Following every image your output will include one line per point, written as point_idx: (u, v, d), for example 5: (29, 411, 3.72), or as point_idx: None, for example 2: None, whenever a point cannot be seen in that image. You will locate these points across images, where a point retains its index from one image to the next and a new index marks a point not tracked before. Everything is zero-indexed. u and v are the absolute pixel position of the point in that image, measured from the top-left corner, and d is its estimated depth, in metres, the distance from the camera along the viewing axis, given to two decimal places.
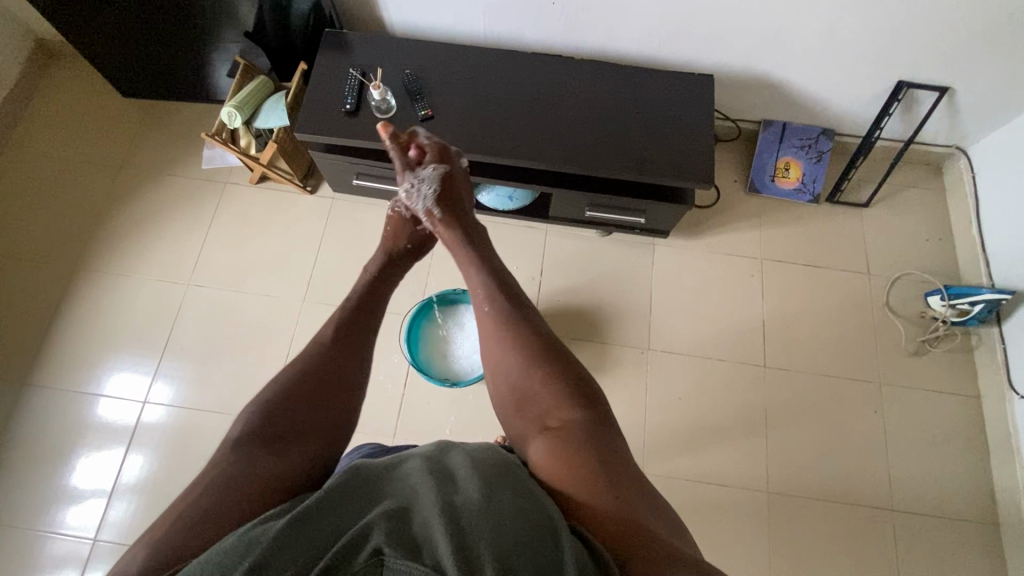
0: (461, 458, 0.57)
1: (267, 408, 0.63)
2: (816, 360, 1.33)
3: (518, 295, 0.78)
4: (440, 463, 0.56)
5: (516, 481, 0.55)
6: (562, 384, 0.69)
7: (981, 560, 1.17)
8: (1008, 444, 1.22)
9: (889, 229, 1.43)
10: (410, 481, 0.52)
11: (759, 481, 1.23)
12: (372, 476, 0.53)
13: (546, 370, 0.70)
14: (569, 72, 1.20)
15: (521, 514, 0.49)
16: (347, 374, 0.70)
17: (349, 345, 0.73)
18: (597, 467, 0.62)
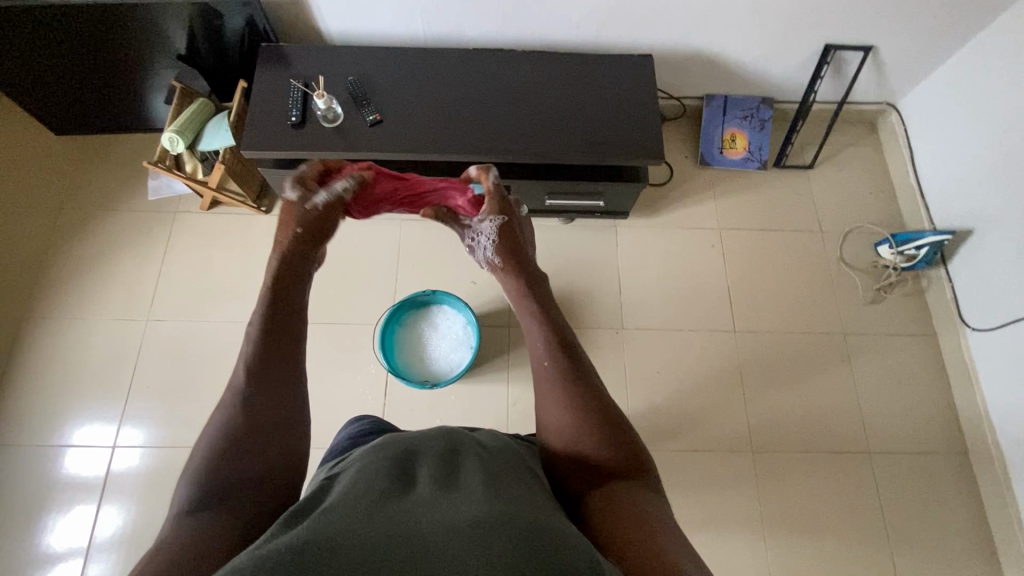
0: (475, 481, 0.56)
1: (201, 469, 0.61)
2: (783, 319, 1.38)
3: (584, 368, 0.76)
4: (458, 485, 0.55)
5: (536, 505, 0.54)
6: (618, 454, 0.68)
7: (956, 488, 1.24)
8: (967, 376, 1.29)
9: (835, 187, 1.49)
10: (430, 503, 0.51)
11: (743, 443, 1.27)
12: (373, 507, 0.50)
13: (602, 437, 0.69)
14: (512, 65, 1.21)
15: (553, 533, 0.49)
16: (279, 406, 0.68)
17: (277, 375, 0.70)
18: (633, 514, 0.61)
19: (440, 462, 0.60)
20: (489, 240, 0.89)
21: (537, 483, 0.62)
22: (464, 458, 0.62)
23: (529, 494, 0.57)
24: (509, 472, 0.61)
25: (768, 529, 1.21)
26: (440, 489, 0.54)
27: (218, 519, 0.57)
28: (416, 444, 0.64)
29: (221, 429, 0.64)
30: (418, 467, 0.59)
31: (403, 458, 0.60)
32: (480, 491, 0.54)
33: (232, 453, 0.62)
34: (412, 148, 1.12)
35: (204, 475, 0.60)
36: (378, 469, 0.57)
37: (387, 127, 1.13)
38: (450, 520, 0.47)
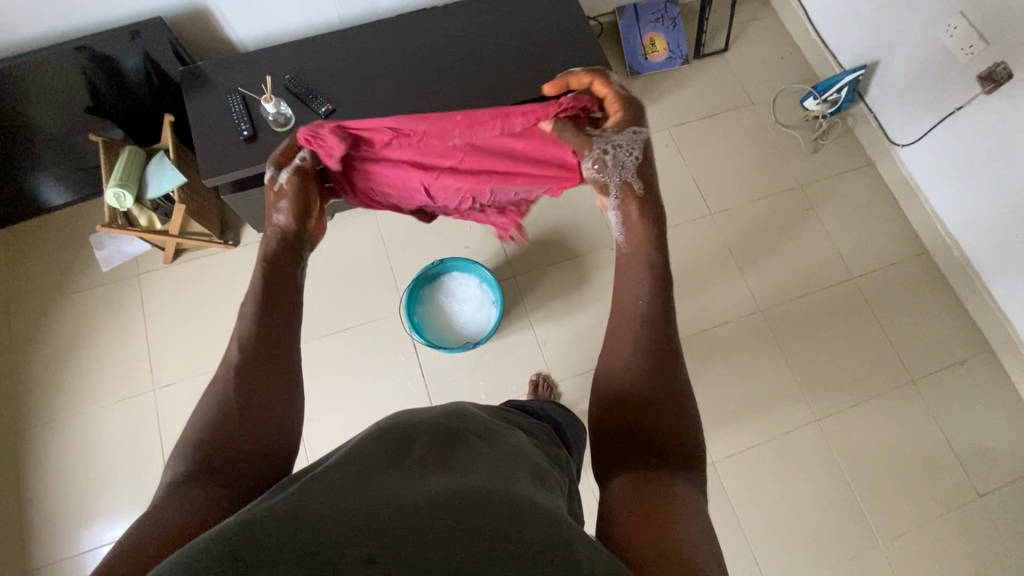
0: (474, 457, 0.55)
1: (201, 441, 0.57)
2: (748, 189, 1.50)
3: (669, 334, 0.67)
4: (448, 459, 0.53)
5: (527, 484, 0.53)
6: (665, 431, 0.62)
7: (929, 283, 1.42)
8: (910, 187, 1.45)
9: (752, 61, 1.61)
10: (419, 476, 0.49)
11: (751, 308, 1.39)
12: (363, 474, 0.48)
13: (664, 408, 0.63)
14: (438, 22, 1.21)
15: (535, 515, 0.46)
16: (273, 389, 0.61)
17: (269, 372, 0.62)
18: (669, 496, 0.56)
19: (445, 434, 0.58)
20: (631, 156, 0.72)
21: (526, 458, 0.60)
22: (465, 431, 0.60)
23: (513, 471, 0.55)
24: (500, 453, 0.58)
25: (796, 371, 1.34)
26: (434, 463, 0.52)
27: (213, 491, 0.54)
28: (422, 416, 0.62)
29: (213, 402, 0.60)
30: (420, 434, 0.57)
31: (402, 429, 0.57)
32: (468, 474, 0.50)
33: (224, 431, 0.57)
34: None
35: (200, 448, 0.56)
36: (380, 442, 0.54)
37: (342, 115, 1.11)
38: (428, 494, 0.45)
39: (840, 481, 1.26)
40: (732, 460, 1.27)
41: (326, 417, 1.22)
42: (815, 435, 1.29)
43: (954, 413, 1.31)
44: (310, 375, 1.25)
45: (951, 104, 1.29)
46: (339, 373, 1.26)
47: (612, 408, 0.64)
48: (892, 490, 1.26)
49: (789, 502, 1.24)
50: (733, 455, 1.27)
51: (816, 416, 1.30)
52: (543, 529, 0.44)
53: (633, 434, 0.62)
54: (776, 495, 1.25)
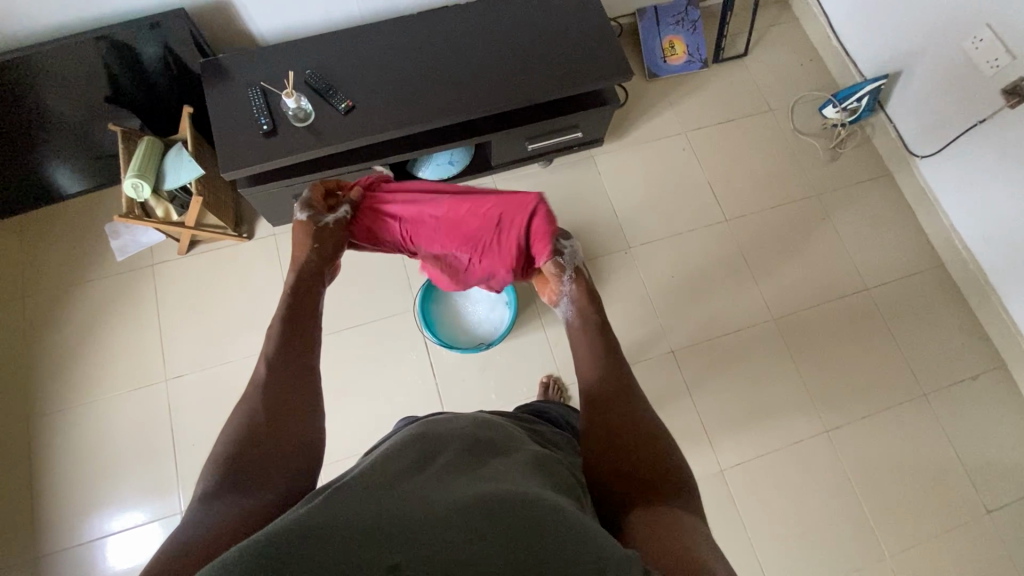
0: (495, 466, 0.55)
1: (229, 452, 0.62)
2: (764, 196, 1.49)
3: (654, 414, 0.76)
4: (472, 465, 0.54)
5: (547, 491, 0.53)
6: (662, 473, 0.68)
7: (943, 296, 1.41)
8: (928, 199, 1.44)
9: (771, 67, 1.60)
10: (445, 481, 0.50)
11: (763, 316, 1.38)
12: (390, 483, 0.48)
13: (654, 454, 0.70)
14: (459, 21, 1.20)
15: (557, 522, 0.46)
16: (297, 404, 0.68)
17: (292, 394, 0.69)
18: (667, 519, 0.62)
19: (468, 444, 0.58)
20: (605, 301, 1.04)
21: (544, 464, 0.61)
22: (487, 439, 0.61)
23: (535, 479, 0.55)
24: (521, 461, 0.59)
25: (807, 380, 1.34)
26: (458, 470, 0.52)
27: (239, 507, 0.58)
28: (445, 425, 0.62)
29: (230, 434, 0.64)
30: (445, 445, 0.57)
31: (424, 439, 0.58)
32: (491, 481, 0.51)
33: (239, 456, 0.62)
34: (392, 125, 1.10)
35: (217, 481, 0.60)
36: (406, 453, 0.54)
37: (361, 111, 1.11)
38: (456, 498, 0.46)
39: (848, 494, 1.26)
40: (740, 468, 1.27)
41: (336, 413, 1.23)
42: (824, 446, 1.29)
43: (965, 429, 1.30)
44: (321, 371, 1.26)
45: (974, 117, 1.28)
46: (349, 369, 1.26)
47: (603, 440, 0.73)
48: (900, 505, 1.25)
49: (796, 512, 1.24)
50: (742, 464, 1.27)
51: (826, 426, 1.30)
52: (569, 531, 0.45)
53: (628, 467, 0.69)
54: (782, 505, 1.25)
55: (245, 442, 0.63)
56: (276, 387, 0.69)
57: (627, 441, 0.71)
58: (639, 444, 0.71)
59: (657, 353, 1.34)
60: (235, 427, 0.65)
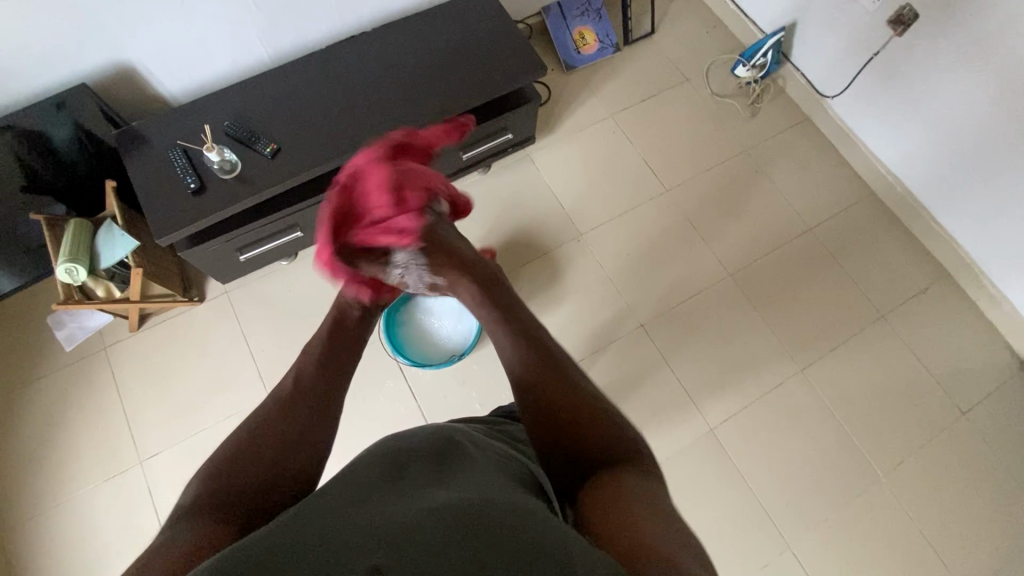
0: (463, 471, 0.55)
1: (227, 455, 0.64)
2: (697, 160, 1.54)
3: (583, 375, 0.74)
4: (442, 473, 0.54)
5: (520, 496, 0.53)
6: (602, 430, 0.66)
7: (880, 221, 1.48)
8: (847, 135, 1.52)
9: (679, 39, 1.67)
10: (415, 489, 0.49)
11: (720, 274, 1.43)
12: (357, 498, 0.47)
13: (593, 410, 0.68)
14: (369, 48, 1.21)
15: (528, 521, 0.46)
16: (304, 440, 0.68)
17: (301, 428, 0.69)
18: (613, 483, 0.60)
19: (435, 455, 0.58)
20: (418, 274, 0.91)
21: (511, 472, 0.60)
22: (455, 450, 0.60)
23: (505, 483, 0.55)
24: (490, 467, 0.58)
25: (773, 327, 1.38)
26: (428, 477, 0.52)
27: (214, 525, 0.55)
28: (410, 440, 0.62)
29: (225, 463, 0.63)
30: (411, 457, 0.57)
31: (389, 455, 0.57)
32: (459, 485, 0.51)
33: (232, 481, 0.60)
34: (322, 160, 1.10)
35: (206, 502, 0.58)
36: (375, 468, 0.54)
37: (288, 152, 1.10)
38: (426, 505, 0.45)
39: (833, 424, 1.30)
40: (727, 424, 1.30)
41: None
42: (801, 386, 1.33)
43: (924, 340, 1.37)
44: None
45: (869, 51, 1.35)
46: None
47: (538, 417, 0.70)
48: (882, 426, 1.30)
49: (788, 453, 1.28)
50: (729, 419, 1.30)
51: (799, 366, 1.35)
52: (545, 532, 0.45)
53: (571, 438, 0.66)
54: (775, 449, 1.28)
55: (250, 475, 0.62)
56: (284, 424, 0.69)
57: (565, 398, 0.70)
58: (580, 401, 0.69)
59: (626, 330, 1.37)
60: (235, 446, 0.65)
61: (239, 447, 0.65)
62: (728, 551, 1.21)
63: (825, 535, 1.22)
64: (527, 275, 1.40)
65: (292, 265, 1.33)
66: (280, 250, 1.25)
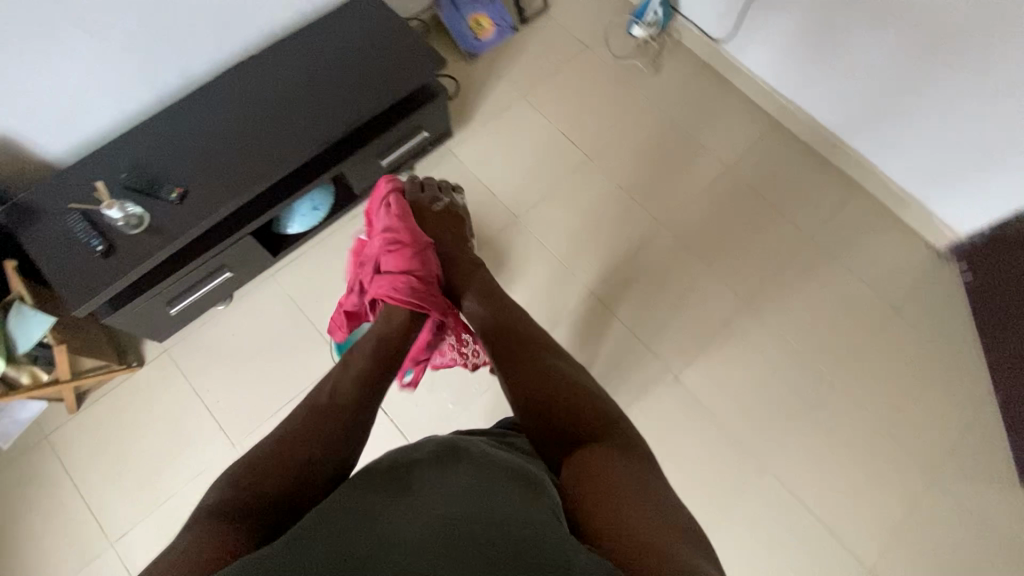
0: (464, 472, 0.61)
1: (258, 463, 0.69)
2: (613, 124, 1.58)
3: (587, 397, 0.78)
4: (446, 479, 0.59)
5: (517, 490, 0.59)
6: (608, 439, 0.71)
7: (791, 150, 1.56)
8: (746, 74, 1.59)
9: (573, 10, 1.69)
10: (417, 495, 0.56)
11: (655, 229, 1.47)
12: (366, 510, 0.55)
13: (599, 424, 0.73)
14: (260, 71, 1.18)
15: (517, 522, 0.52)
16: (327, 448, 0.73)
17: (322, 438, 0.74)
18: (603, 467, 0.66)
19: (441, 456, 0.65)
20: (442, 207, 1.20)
21: (519, 467, 0.66)
22: (458, 450, 0.66)
23: (506, 478, 0.61)
24: (494, 467, 0.63)
25: (714, 268, 1.44)
26: (431, 482, 0.59)
27: (237, 524, 0.61)
28: (419, 446, 0.68)
29: (255, 456, 0.70)
30: (419, 462, 0.64)
31: (399, 463, 0.64)
32: (457, 487, 0.57)
33: (263, 471, 0.68)
34: (235, 194, 1.06)
35: (239, 482, 0.66)
36: (385, 479, 0.61)
37: (197, 194, 1.06)
38: (424, 513, 0.52)
39: (785, 347, 1.37)
40: (690, 369, 1.35)
41: None
42: (749, 318, 1.39)
43: (852, 253, 1.46)
44: None
45: None
46: None
47: (532, 409, 0.77)
48: (829, 339, 1.38)
49: (751, 384, 1.34)
50: (690, 364, 1.35)
51: (744, 300, 1.41)
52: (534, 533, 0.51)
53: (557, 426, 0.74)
54: (738, 383, 1.34)
55: (281, 463, 0.69)
56: (308, 438, 0.73)
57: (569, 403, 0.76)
58: (580, 408, 0.75)
59: (578, 301, 1.40)
60: (263, 451, 0.71)
61: (268, 442, 0.72)
62: (713, 487, 1.26)
63: (798, 451, 1.29)
64: None
65: (230, 308, 1.29)
66: (213, 295, 1.20)
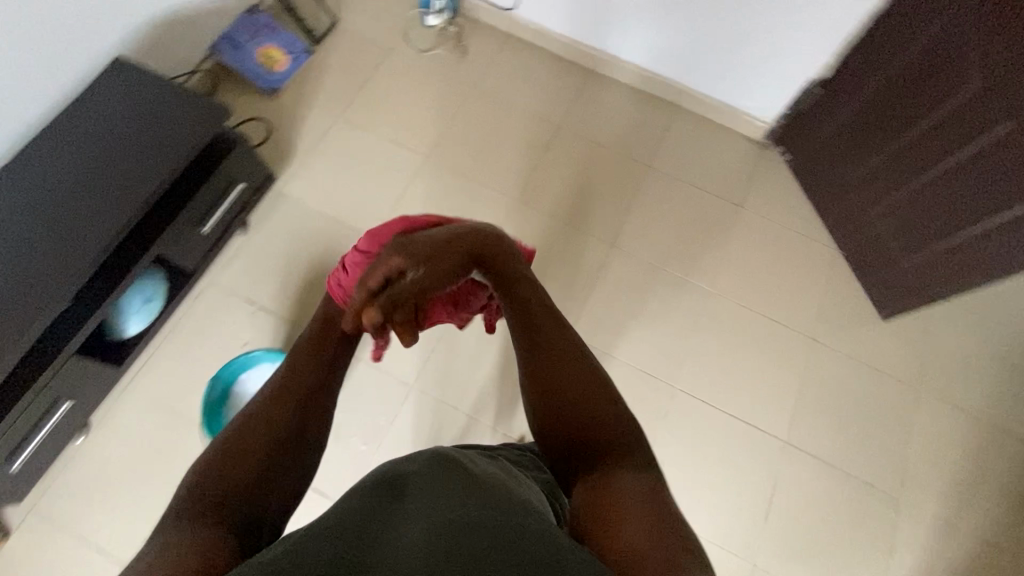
0: (460, 483, 0.56)
1: (242, 438, 0.64)
2: (437, 116, 1.57)
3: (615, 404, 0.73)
4: (445, 490, 0.54)
5: (519, 509, 0.54)
6: (626, 449, 0.69)
7: (607, 91, 1.63)
8: (543, 33, 1.64)
9: (362, 17, 1.66)
10: (409, 517, 0.50)
11: (508, 203, 1.49)
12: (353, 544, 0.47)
13: (624, 438, 0.70)
14: (22, 175, 1.05)
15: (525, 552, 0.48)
16: (316, 420, 0.71)
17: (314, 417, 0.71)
18: (620, 485, 0.64)
19: (436, 464, 0.59)
20: None
21: (511, 481, 0.61)
22: (454, 459, 0.61)
23: (505, 494, 0.57)
24: (490, 478, 0.59)
25: (573, 222, 1.48)
26: (424, 498, 0.53)
27: (219, 515, 0.57)
28: (409, 455, 0.62)
29: (226, 438, 0.64)
30: (414, 473, 0.57)
31: (386, 478, 0.57)
32: (455, 504, 0.52)
33: (246, 455, 0.62)
34: (33, 316, 0.95)
35: (218, 466, 0.61)
36: (370, 498, 0.54)
37: None
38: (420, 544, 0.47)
39: (658, 272, 1.44)
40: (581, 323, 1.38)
41: None
42: (618, 257, 1.45)
43: (688, 166, 1.55)
44: None
45: None
46: None
47: (543, 400, 0.74)
48: (692, 250, 1.47)
49: (639, 315, 1.40)
50: (579, 318, 1.39)
51: (608, 242, 1.46)
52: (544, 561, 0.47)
53: (571, 439, 0.71)
54: (627, 319, 1.40)
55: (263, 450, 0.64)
56: (297, 414, 0.69)
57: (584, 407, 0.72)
58: (601, 417, 0.71)
59: None
60: (250, 424, 0.66)
61: (241, 424, 0.66)
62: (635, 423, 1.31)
63: (697, 361, 1.37)
64: None
65: (89, 436, 1.17)
66: (59, 433, 1.08)
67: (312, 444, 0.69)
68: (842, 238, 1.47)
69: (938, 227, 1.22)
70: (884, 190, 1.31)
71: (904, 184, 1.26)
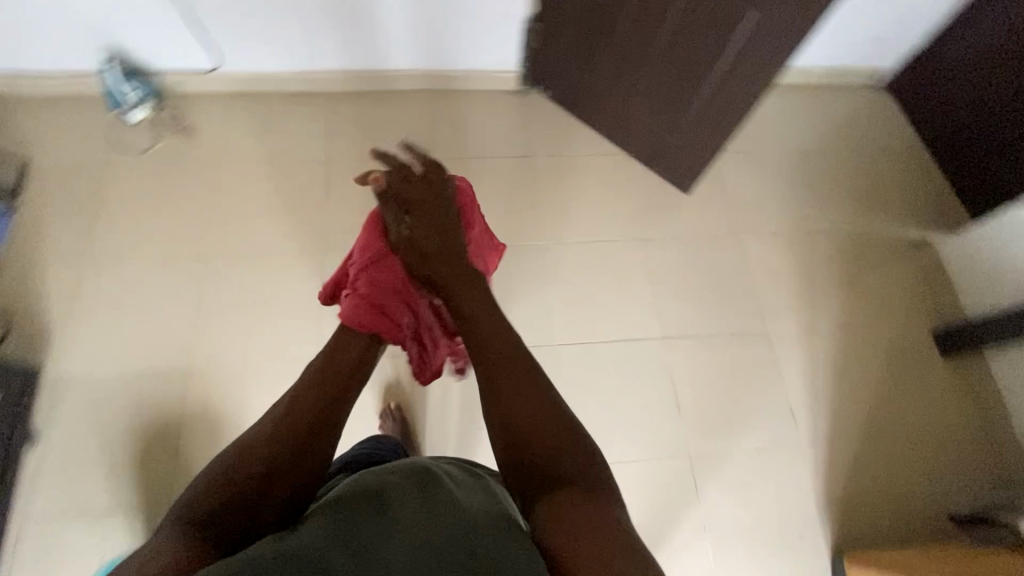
0: (443, 503, 0.63)
1: (241, 458, 0.69)
2: (192, 209, 1.41)
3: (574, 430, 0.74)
4: (431, 509, 0.61)
5: (489, 523, 0.61)
6: (584, 474, 0.70)
7: (355, 105, 1.57)
8: (263, 76, 1.53)
9: (55, 141, 1.44)
10: (399, 533, 0.57)
11: (310, 259, 1.38)
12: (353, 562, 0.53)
13: (582, 464, 0.71)
14: None
15: (493, 565, 0.55)
16: (306, 450, 0.72)
17: (305, 453, 0.72)
18: (582, 515, 0.65)
19: (420, 484, 0.66)
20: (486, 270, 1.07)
21: (482, 496, 0.68)
22: (435, 479, 0.68)
23: (480, 511, 0.63)
24: (466, 497, 0.66)
25: None
26: (413, 514, 0.60)
27: (197, 535, 0.62)
28: (397, 475, 0.68)
29: (237, 454, 0.70)
30: (405, 494, 0.63)
31: (383, 496, 0.63)
32: (435, 520, 0.59)
33: (241, 472, 0.68)
34: None
35: (221, 480, 0.67)
36: (368, 514, 0.60)
37: None
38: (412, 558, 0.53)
39: None
40: None
41: None
42: None
43: (465, 142, 1.57)
44: None
45: (178, 11, 1.35)
46: None
47: (501, 422, 0.75)
48: (504, 218, 1.49)
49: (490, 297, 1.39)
50: None
51: None
52: (507, 573, 0.54)
53: (537, 468, 0.71)
54: None
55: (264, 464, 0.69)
56: (291, 448, 0.71)
57: (540, 437, 0.72)
58: (561, 444, 0.72)
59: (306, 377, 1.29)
60: (251, 446, 0.71)
61: (243, 442, 0.71)
62: None
63: (559, 309, 1.41)
64: (183, 450, 1.20)
65: None
66: None
67: (303, 476, 0.71)
68: (629, 142, 1.56)
69: (673, 105, 1.36)
70: (627, 88, 1.41)
71: (632, 81, 1.38)
